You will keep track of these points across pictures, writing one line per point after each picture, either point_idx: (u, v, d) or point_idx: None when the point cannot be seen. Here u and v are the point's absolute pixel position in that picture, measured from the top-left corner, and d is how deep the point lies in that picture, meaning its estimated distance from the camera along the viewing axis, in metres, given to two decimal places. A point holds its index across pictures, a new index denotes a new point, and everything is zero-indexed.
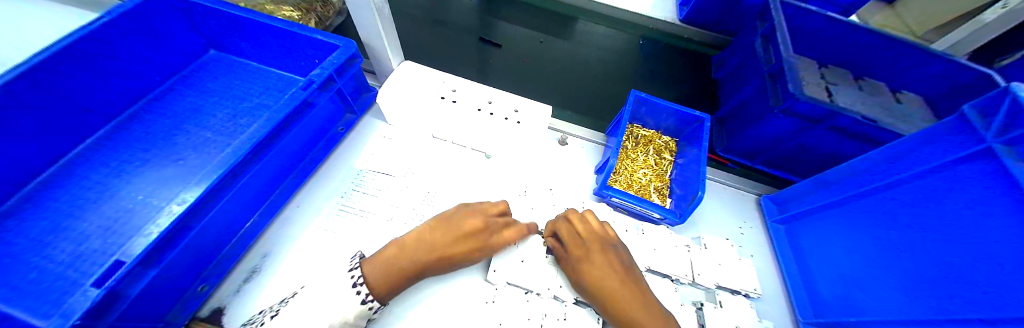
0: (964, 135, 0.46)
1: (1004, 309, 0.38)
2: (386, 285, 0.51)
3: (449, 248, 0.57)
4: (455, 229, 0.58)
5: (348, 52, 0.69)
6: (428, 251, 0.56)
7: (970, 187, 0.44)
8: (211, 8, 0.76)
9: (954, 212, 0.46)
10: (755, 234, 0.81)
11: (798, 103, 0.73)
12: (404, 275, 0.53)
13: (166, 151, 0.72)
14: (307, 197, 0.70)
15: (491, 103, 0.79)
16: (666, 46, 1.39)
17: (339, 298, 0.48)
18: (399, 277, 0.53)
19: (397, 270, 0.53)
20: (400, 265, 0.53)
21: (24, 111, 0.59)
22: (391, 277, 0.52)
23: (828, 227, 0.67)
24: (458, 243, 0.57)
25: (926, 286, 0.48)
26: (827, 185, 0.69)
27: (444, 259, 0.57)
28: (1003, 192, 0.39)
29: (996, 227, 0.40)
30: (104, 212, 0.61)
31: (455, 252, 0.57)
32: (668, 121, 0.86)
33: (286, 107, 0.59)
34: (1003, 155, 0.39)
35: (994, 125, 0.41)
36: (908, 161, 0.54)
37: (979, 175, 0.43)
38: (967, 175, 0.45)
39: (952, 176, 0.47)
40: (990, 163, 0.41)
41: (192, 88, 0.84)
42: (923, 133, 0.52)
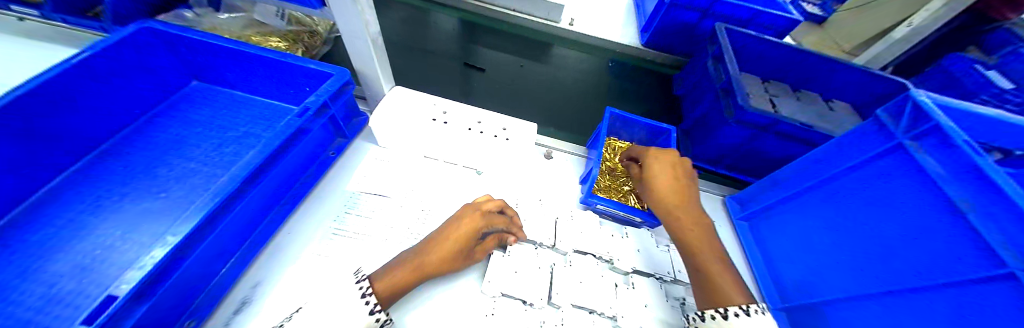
0: (877, 135, 0.57)
1: (941, 276, 0.45)
2: (393, 290, 0.55)
3: (452, 244, 0.61)
4: (455, 226, 0.63)
5: (342, 79, 0.73)
6: (433, 250, 0.60)
7: (894, 175, 0.53)
8: (198, 39, 0.77)
9: (886, 198, 0.55)
10: (725, 232, 0.89)
11: (747, 113, 0.84)
12: (412, 276, 0.57)
13: (148, 185, 0.70)
14: (298, 223, 0.70)
15: (480, 123, 0.86)
16: (633, 67, 1.55)
17: (348, 313, 0.49)
18: (400, 281, 0.56)
19: (405, 271, 0.57)
20: (407, 268, 0.57)
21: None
22: (398, 282, 0.56)
23: (789, 221, 0.75)
24: (461, 237, 0.62)
25: (864, 266, 0.57)
26: (777, 182, 0.79)
27: (450, 256, 0.61)
28: (922, 180, 0.48)
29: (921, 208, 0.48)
30: (78, 253, 0.58)
31: (459, 246, 0.61)
32: (641, 134, 0.94)
33: (283, 133, 0.60)
34: (913, 147, 0.49)
35: (902, 124, 0.52)
36: (838, 158, 0.64)
37: (900, 165, 0.52)
38: (890, 165, 0.54)
39: (876, 168, 0.57)
40: (904, 154, 0.52)
41: (174, 119, 0.82)
42: (848, 134, 0.63)
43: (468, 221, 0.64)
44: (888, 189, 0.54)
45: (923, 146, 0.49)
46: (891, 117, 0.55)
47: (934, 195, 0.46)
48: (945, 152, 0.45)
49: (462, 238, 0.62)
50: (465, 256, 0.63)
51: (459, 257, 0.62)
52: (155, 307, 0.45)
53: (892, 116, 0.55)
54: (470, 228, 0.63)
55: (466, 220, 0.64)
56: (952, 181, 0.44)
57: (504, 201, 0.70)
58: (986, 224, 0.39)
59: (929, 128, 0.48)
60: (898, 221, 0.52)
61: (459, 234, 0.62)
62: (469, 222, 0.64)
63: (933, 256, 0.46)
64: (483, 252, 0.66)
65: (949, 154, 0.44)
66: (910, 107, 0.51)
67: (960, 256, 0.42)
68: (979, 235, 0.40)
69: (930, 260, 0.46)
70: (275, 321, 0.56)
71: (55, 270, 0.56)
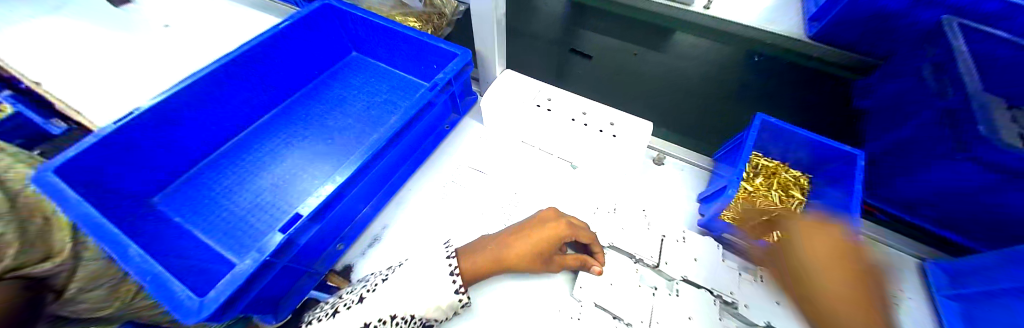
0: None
1: None
2: (477, 273, 0.55)
3: (531, 243, 0.56)
4: (535, 227, 0.58)
5: (466, 59, 0.76)
6: (514, 244, 0.57)
7: None
8: (361, 17, 0.90)
9: None
10: (919, 308, 0.63)
11: (991, 151, 0.55)
12: (493, 264, 0.56)
13: (318, 131, 0.88)
14: (418, 183, 0.78)
15: (587, 114, 0.78)
16: (785, 64, 1.21)
17: (433, 285, 0.51)
18: (484, 268, 0.55)
19: (487, 258, 0.56)
20: (489, 254, 0.56)
21: (217, 96, 0.80)
22: (482, 267, 0.55)
23: (994, 320, 0.50)
24: (542, 241, 0.56)
25: None
26: (1012, 258, 0.51)
27: (528, 256, 0.56)
28: None
29: None
30: (274, 175, 0.79)
31: (539, 248, 0.56)
32: (799, 153, 0.73)
33: (417, 104, 0.67)
34: None
35: None
36: None
37: None
38: None
39: None
40: None
41: (337, 83, 1.01)
42: None
43: (551, 226, 0.58)
44: None
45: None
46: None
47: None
48: None
49: (544, 242, 0.56)
50: (542, 263, 0.58)
51: (535, 262, 0.57)
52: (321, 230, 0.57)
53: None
54: (553, 234, 0.57)
55: (550, 224, 0.58)
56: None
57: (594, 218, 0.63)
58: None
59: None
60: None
61: (541, 235, 0.56)
62: (553, 229, 0.57)
63: None
64: (560, 266, 0.60)
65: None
66: None
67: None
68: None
69: None
70: (386, 264, 0.64)
71: (261, 183, 0.77)
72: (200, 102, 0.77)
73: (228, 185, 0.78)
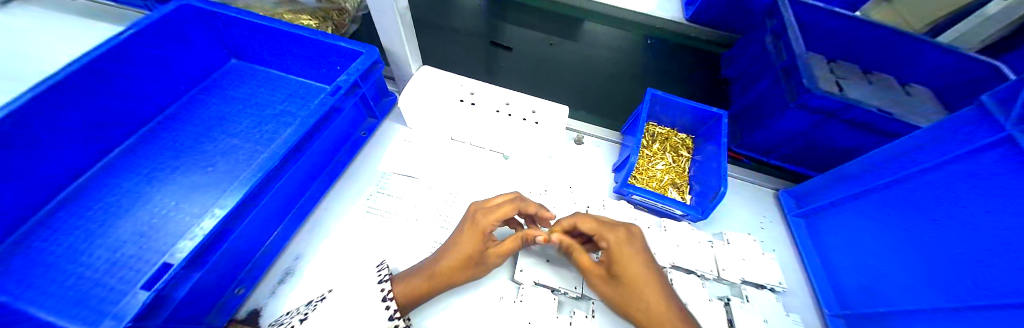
0: (974, 125, 0.47)
1: None
2: (412, 296, 0.52)
3: (457, 250, 0.54)
4: (460, 232, 0.56)
5: (371, 58, 0.71)
6: (442, 257, 0.54)
7: (994, 177, 0.44)
8: (235, 17, 0.77)
9: (979, 206, 0.46)
10: (776, 228, 0.80)
11: (814, 97, 0.73)
12: (430, 283, 0.53)
13: (196, 158, 0.74)
14: (336, 199, 0.71)
15: (509, 104, 0.81)
16: (674, 44, 1.41)
17: (366, 307, 0.49)
18: (421, 288, 0.53)
19: (420, 279, 0.53)
20: (422, 276, 0.53)
21: (47, 132, 0.60)
22: (418, 290, 0.52)
23: (850, 226, 0.67)
24: (468, 242, 0.54)
25: (947, 281, 0.49)
26: (846, 176, 0.69)
27: (459, 264, 0.54)
28: None
29: None
30: (138, 221, 0.63)
31: (466, 251, 0.54)
32: (683, 118, 0.86)
33: (317, 113, 0.60)
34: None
35: (1013, 114, 0.41)
36: (928, 153, 0.54)
37: (1004, 165, 0.42)
38: (989, 163, 0.45)
39: (977, 165, 0.46)
40: (1014, 151, 0.41)
41: (215, 96, 0.86)
42: (936, 126, 0.52)
43: (472, 225, 0.55)
44: (987, 192, 0.45)
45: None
46: (998, 104, 0.44)
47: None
48: None
49: (469, 244, 0.54)
50: (480, 262, 0.55)
51: (471, 264, 0.54)
52: (209, 274, 0.48)
53: (1000, 103, 0.44)
54: (476, 232, 0.55)
55: (469, 222, 0.56)
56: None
57: (518, 194, 0.60)
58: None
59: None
60: (996, 232, 0.43)
61: (464, 238, 0.54)
62: (474, 227, 0.55)
63: None
64: (501, 256, 0.56)
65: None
66: None
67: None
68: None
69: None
70: (310, 295, 0.58)
71: (119, 234, 0.61)
72: (27, 145, 0.58)
73: (68, 244, 0.59)
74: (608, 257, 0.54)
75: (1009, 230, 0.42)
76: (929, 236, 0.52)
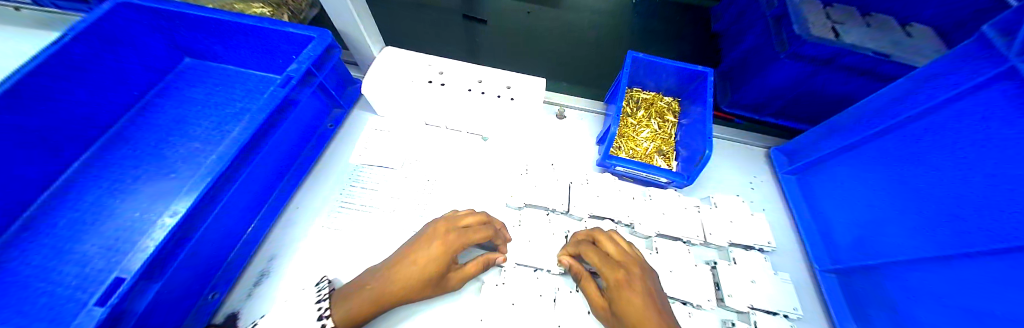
0: (976, 58, 0.43)
1: None
2: (349, 317, 0.47)
3: (417, 272, 0.50)
4: (422, 251, 0.51)
5: (324, 42, 0.65)
6: (397, 278, 0.49)
7: (994, 115, 0.41)
8: (176, 11, 0.71)
9: (979, 149, 0.42)
10: (767, 187, 0.78)
11: (807, 45, 0.68)
12: (372, 305, 0.48)
13: (158, 166, 0.71)
14: (307, 197, 0.69)
15: (482, 82, 0.76)
16: (662, 2, 1.32)
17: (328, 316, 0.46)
18: (361, 310, 0.47)
19: (364, 301, 0.48)
20: (365, 294, 0.48)
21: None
22: (355, 312, 0.47)
23: (844, 178, 0.63)
24: (430, 264, 0.50)
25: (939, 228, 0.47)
26: (839, 128, 0.64)
27: (416, 284, 0.50)
28: None
29: None
30: (110, 233, 0.62)
31: (427, 274, 0.50)
32: (669, 81, 0.81)
33: (268, 106, 0.55)
34: None
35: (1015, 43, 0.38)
36: (916, 100, 0.51)
37: (1007, 104, 0.39)
38: (990, 100, 0.41)
39: (980, 101, 0.43)
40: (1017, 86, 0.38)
41: (174, 99, 0.81)
42: (932, 67, 0.48)
43: (438, 243, 0.52)
44: (992, 134, 0.41)
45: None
46: (1000, 35, 0.40)
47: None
48: None
49: (433, 264, 0.50)
50: (438, 284, 0.53)
51: (428, 287, 0.51)
52: (172, 284, 0.46)
53: (1002, 34, 0.40)
54: (442, 253, 0.51)
55: (436, 240, 0.53)
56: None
57: (487, 216, 0.59)
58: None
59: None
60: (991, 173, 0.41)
61: (427, 260, 0.50)
62: (441, 248, 0.52)
63: None
64: (459, 279, 0.55)
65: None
66: None
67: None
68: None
69: None
70: (289, 295, 0.57)
71: (88, 250, 0.59)
72: None
73: (36, 264, 0.57)
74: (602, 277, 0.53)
75: (1002, 171, 0.39)
76: (916, 183, 0.51)
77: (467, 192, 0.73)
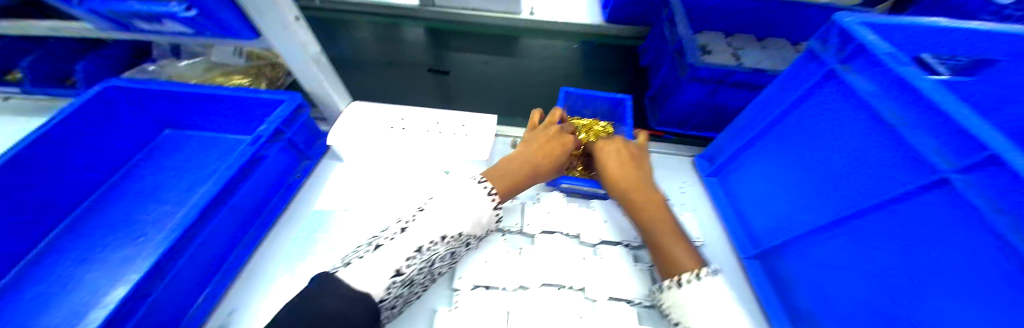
0: (809, 67, 0.58)
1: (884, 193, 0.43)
2: (507, 186, 0.67)
3: (555, 150, 0.74)
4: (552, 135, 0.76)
5: (293, 103, 0.75)
6: (541, 150, 0.74)
7: (835, 108, 0.52)
8: (159, 89, 0.81)
9: (832, 133, 0.54)
10: (697, 191, 0.87)
11: (699, 69, 0.84)
12: (529, 173, 0.71)
13: (129, 231, 0.74)
14: (273, 246, 0.73)
15: (439, 123, 0.87)
16: (597, 46, 1.55)
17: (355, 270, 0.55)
18: (518, 178, 0.69)
19: (527, 169, 0.71)
20: (530, 165, 0.71)
21: None
22: (521, 178, 0.69)
23: (751, 174, 0.74)
24: (563, 144, 0.76)
25: (820, 204, 0.56)
26: (738, 132, 0.77)
27: (554, 158, 0.74)
28: (857, 107, 0.49)
29: (876, 141, 0.46)
30: (79, 300, 0.63)
31: (561, 151, 0.75)
32: (601, 107, 0.94)
33: (235, 164, 0.62)
34: (845, 71, 0.50)
35: (832, 49, 0.53)
36: (781, 99, 0.65)
37: (837, 95, 0.52)
38: (827, 97, 0.54)
39: (818, 100, 0.56)
40: (837, 84, 0.52)
41: (151, 168, 0.87)
42: (789, 73, 0.63)
43: (560, 135, 0.77)
44: (839, 120, 0.52)
45: (853, 68, 0.49)
46: (820, 46, 0.55)
47: (867, 112, 0.47)
48: (870, 70, 0.46)
49: (560, 145, 0.75)
50: (561, 166, 0.77)
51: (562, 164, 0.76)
52: None
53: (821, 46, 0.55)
54: (562, 139, 0.77)
55: (559, 134, 0.77)
56: (883, 94, 0.44)
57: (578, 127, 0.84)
58: (918, 133, 0.39)
59: (854, 49, 0.48)
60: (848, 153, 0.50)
61: (562, 142, 0.76)
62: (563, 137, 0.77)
63: (881, 182, 0.44)
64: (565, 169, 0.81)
65: (874, 71, 0.45)
66: (838, 32, 0.51)
67: (903, 170, 0.41)
68: (909, 143, 0.41)
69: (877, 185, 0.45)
70: None
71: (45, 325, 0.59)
72: None
73: None
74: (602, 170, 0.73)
75: None
76: (799, 171, 0.61)
77: None
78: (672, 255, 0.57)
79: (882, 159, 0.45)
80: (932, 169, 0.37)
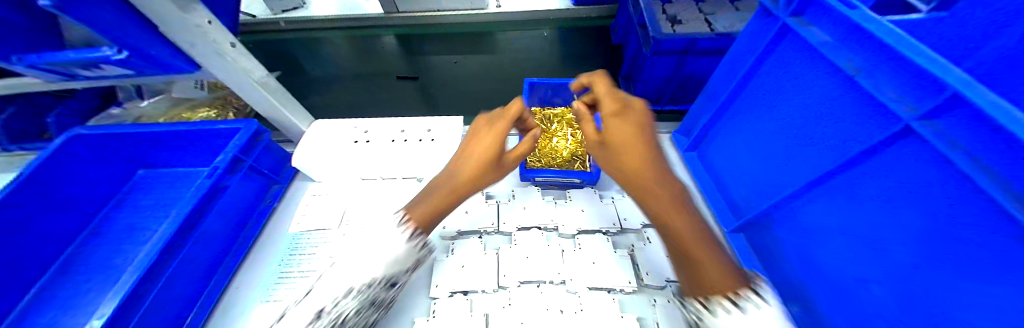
0: (765, 26, 0.55)
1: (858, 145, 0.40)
2: (422, 220, 0.59)
3: (474, 162, 0.61)
4: (478, 138, 0.63)
5: (250, 130, 0.73)
6: (460, 166, 0.61)
7: (796, 64, 0.49)
8: (121, 133, 0.79)
9: (795, 91, 0.51)
10: (675, 168, 0.85)
11: (661, 41, 0.81)
12: (440, 203, 0.60)
13: (110, 277, 0.74)
14: (248, 275, 0.72)
15: (404, 131, 0.85)
16: (568, 31, 1.52)
17: (356, 271, 0.52)
18: (430, 210, 0.59)
19: (431, 202, 0.60)
20: (439, 190, 0.61)
21: None
22: (428, 211, 0.59)
23: (725, 142, 0.71)
24: (483, 147, 0.61)
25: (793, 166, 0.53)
26: (708, 102, 0.74)
27: (477, 169, 0.61)
28: (813, 61, 0.46)
29: (832, 92, 0.44)
30: None
31: (483, 154, 0.61)
32: (571, 94, 0.92)
33: (193, 198, 0.61)
34: (798, 24, 0.47)
35: (782, 4, 0.50)
36: (743, 62, 0.62)
37: (796, 49, 0.49)
38: (787, 54, 0.51)
39: (778, 58, 0.53)
40: (795, 38, 0.49)
41: (127, 211, 0.86)
42: (747, 33, 0.59)
43: (487, 132, 0.63)
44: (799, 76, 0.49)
45: (806, 19, 0.47)
46: (772, 2, 0.52)
47: (824, 64, 0.44)
48: (825, 20, 0.44)
49: (480, 148, 0.61)
50: (495, 169, 0.62)
51: (489, 170, 0.61)
52: None
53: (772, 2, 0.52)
54: (491, 134, 0.62)
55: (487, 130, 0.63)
56: (838, 46, 0.42)
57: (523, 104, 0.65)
58: (874, 79, 0.37)
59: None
60: (813, 110, 0.47)
61: (484, 143, 0.61)
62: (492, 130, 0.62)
63: (848, 135, 0.42)
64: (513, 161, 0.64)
65: (829, 19, 0.43)
66: None
67: (867, 120, 0.39)
68: (868, 92, 0.38)
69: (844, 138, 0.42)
70: None
71: None
72: None
73: None
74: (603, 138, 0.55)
75: None
76: (768, 134, 0.58)
77: None
78: (700, 262, 0.43)
79: (843, 110, 0.42)
80: (894, 114, 0.35)
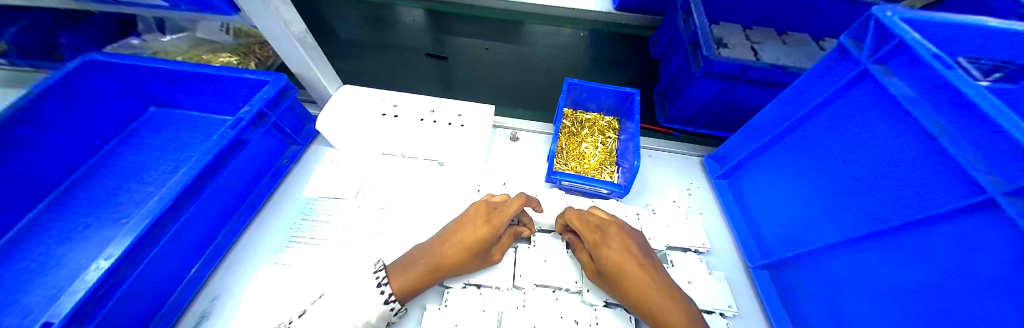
0: (841, 66, 0.52)
1: (925, 207, 0.38)
2: (407, 288, 0.55)
3: (467, 244, 0.58)
4: (466, 223, 0.61)
5: (279, 85, 0.70)
6: (449, 242, 0.59)
7: (869, 111, 0.47)
8: (142, 64, 0.76)
9: (861, 139, 0.49)
10: (703, 193, 0.83)
11: (713, 63, 0.78)
12: (431, 274, 0.57)
13: (110, 212, 0.71)
14: (258, 233, 0.70)
15: (434, 111, 0.82)
16: (605, 35, 1.48)
17: (361, 299, 0.52)
18: (419, 278, 0.56)
19: (421, 272, 0.56)
20: (427, 262, 0.57)
21: None
22: (414, 281, 0.55)
23: (765, 177, 0.70)
24: (478, 234, 0.59)
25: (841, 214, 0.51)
26: (755, 133, 0.72)
27: (466, 251, 0.58)
28: (890, 112, 0.44)
29: (902, 148, 0.42)
30: (55, 282, 0.61)
31: (474, 243, 0.59)
32: (608, 101, 0.89)
33: (214, 147, 0.58)
34: (881, 73, 0.44)
35: (866, 47, 0.47)
36: (806, 98, 0.59)
37: (871, 96, 0.47)
38: (861, 99, 0.49)
39: (850, 102, 0.51)
40: (872, 84, 0.46)
41: (134, 147, 0.83)
42: (818, 68, 0.56)
43: (477, 219, 0.61)
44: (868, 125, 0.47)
45: (891, 69, 0.44)
46: (854, 43, 0.50)
47: (903, 117, 0.42)
48: (911, 72, 0.41)
49: (472, 235, 0.59)
50: (479, 258, 0.60)
51: (477, 255, 0.60)
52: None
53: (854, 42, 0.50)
54: (482, 225, 0.61)
55: (481, 217, 0.62)
56: (922, 103, 0.39)
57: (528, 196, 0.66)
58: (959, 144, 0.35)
59: (893, 46, 0.43)
60: (878, 162, 0.46)
61: (479, 229, 0.60)
62: (477, 219, 0.61)
63: (912, 194, 0.40)
64: (500, 251, 0.64)
65: (918, 74, 0.40)
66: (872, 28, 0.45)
67: (940, 183, 0.37)
68: (949, 155, 0.36)
69: (908, 196, 0.41)
70: None
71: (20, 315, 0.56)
72: None
73: None
74: (597, 243, 0.59)
75: None
76: (818, 177, 0.56)
77: (422, 217, 0.76)
78: None
79: (911, 168, 0.40)
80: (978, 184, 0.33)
